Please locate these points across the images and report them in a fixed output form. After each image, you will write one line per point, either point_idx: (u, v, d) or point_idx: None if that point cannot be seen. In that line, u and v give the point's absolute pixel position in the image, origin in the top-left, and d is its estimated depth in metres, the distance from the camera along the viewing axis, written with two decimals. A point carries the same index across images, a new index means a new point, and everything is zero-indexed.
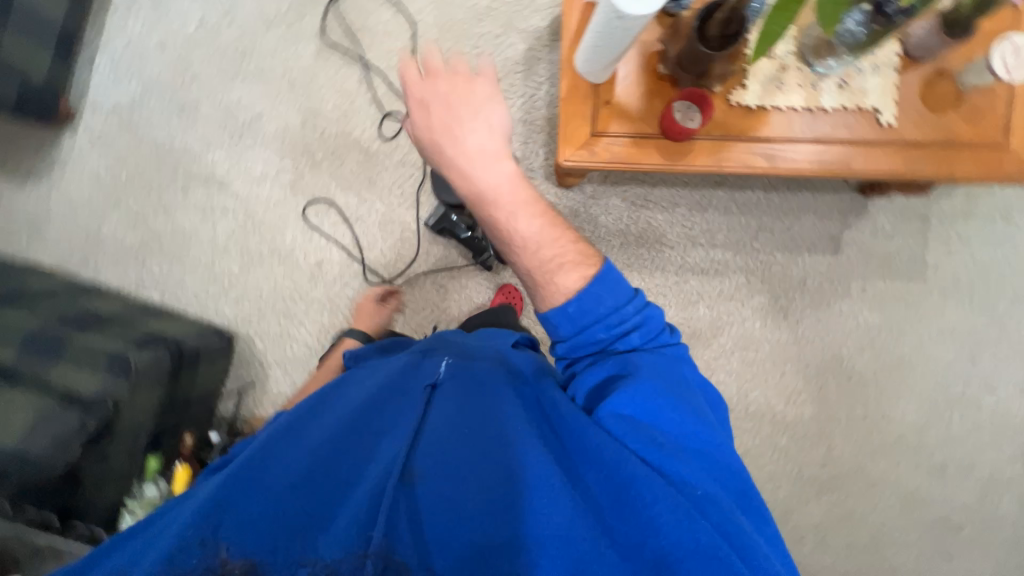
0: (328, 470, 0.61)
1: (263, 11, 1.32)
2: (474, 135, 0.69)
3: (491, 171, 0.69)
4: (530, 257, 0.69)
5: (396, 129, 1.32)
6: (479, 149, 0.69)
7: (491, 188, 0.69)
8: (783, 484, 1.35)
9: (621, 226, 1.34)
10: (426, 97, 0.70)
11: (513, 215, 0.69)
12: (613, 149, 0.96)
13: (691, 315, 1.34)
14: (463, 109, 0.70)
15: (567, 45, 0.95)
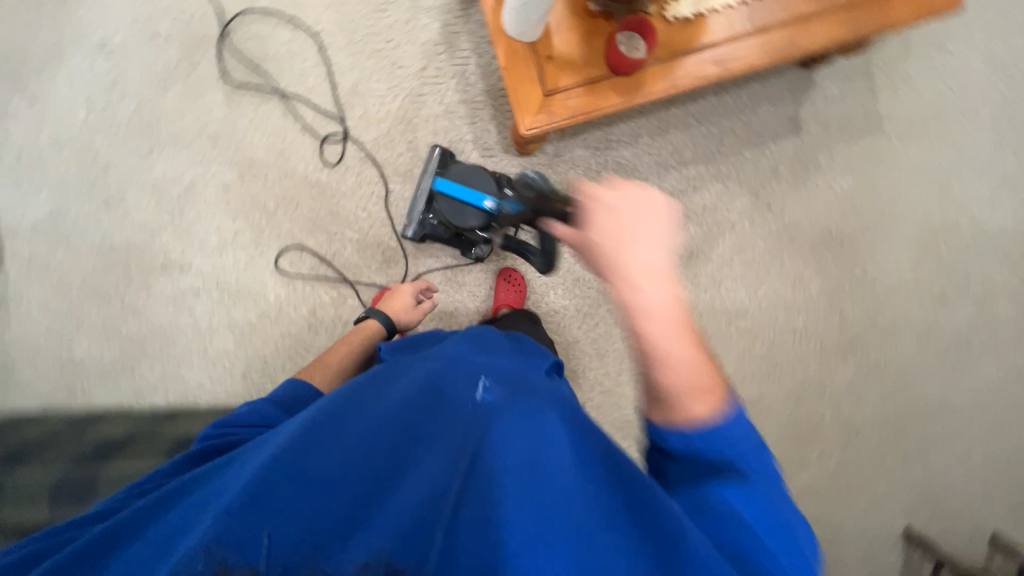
0: (366, 475, 0.57)
1: (152, 73, 1.21)
2: (643, 253, 0.54)
3: (663, 293, 0.52)
4: (674, 395, 0.52)
5: (339, 151, 1.25)
6: (647, 270, 0.53)
7: (645, 310, 0.52)
8: (810, 359, 1.43)
9: (594, 174, 1.33)
10: (604, 204, 0.58)
11: (663, 332, 0.52)
12: (571, 104, 0.93)
13: (685, 236, 1.37)
14: (641, 226, 0.56)
15: (491, 12, 0.91)
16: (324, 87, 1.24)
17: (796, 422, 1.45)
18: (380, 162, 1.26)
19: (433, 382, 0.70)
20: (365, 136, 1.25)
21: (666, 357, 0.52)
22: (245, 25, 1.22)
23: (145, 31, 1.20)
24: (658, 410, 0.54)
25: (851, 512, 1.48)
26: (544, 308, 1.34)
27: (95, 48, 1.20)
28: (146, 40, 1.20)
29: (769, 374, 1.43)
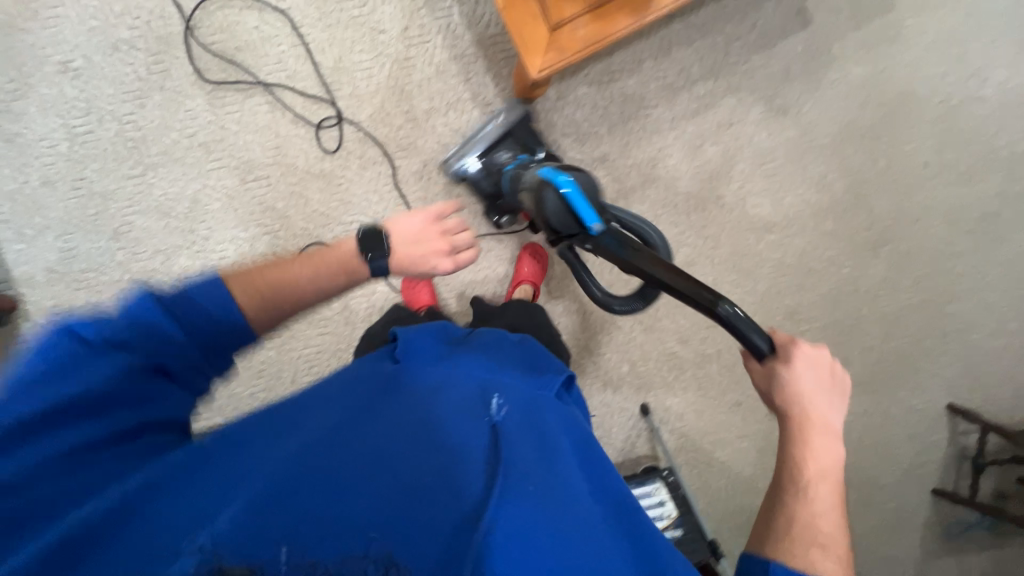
0: (379, 501, 0.48)
1: (123, 88, 1.13)
2: (818, 446, 0.67)
3: (830, 451, 0.66)
4: (798, 490, 0.63)
5: (337, 136, 1.19)
6: (815, 444, 0.67)
7: (811, 454, 0.66)
8: (843, 259, 1.45)
9: (601, 112, 1.29)
10: (806, 355, 0.71)
11: (820, 481, 0.64)
12: (579, 35, 0.87)
13: (703, 159, 1.35)
14: (825, 396, 0.70)
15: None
16: (306, 70, 1.17)
17: (835, 323, 1.48)
18: (381, 139, 1.21)
19: (447, 385, 0.63)
20: (360, 114, 1.19)
21: (800, 462, 0.65)
22: (208, 16, 1.13)
23: (104, 43, 1.11)
24: (778, 496, 0.64)
25: (898, 397, 1.53)
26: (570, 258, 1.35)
27: (56, 72, 1.11)
28: (108, 53, 1.12)
29: (805, 281, 1.45)
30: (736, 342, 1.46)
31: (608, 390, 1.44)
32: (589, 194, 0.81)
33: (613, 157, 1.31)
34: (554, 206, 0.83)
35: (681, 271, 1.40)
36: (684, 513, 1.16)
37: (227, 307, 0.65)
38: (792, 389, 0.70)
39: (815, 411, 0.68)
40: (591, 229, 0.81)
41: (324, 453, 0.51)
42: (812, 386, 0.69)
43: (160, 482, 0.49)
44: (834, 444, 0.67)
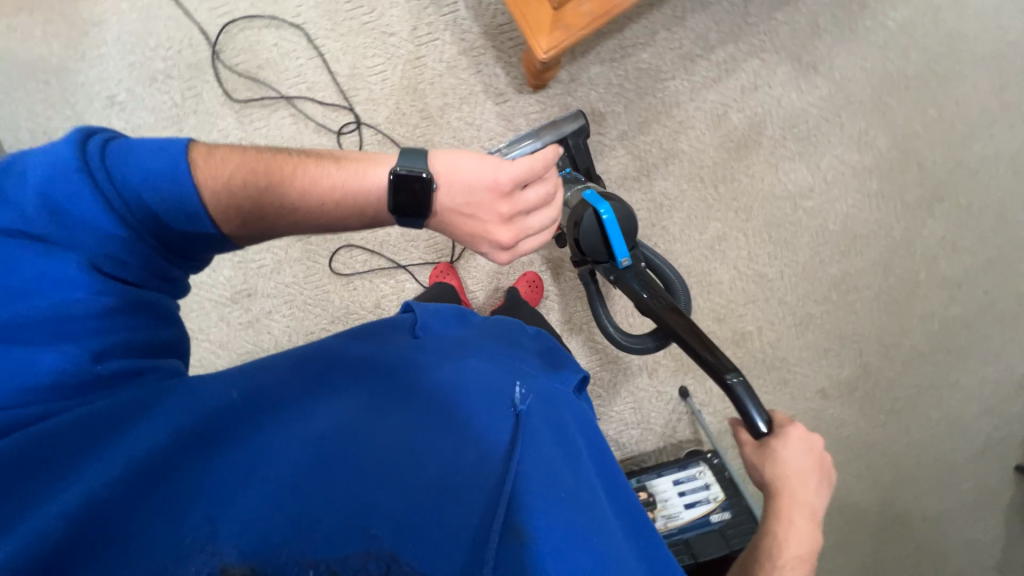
0: (423, 461, 0.50)
1: (161, 115, 1.20)
2: (800, 524, 0.62)
3: (811, 535, 0.61)
4: (773, 571, 0.58)
5: (357, 141, 1.23)
6: (795, 524, 0.62)
7: (796, 533, 0.61)
8: (892, 221, 1.35)
9: (616, 90, 1.26)
10: (796, 436, 0.68)
11: (797, 562, 0.59)
12: (583, 9, 0.86)
13: (728, 128, 1.29)
14: (811, 479, 0.66)
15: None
16: (324, 80, 1.21)
17: (888, 290, 1.39)
18: (400, 140, 1.23)
19: (474, 374, 0.65)
20: (378, 116, 1.23)
21: (780, 544, 0.60)
22: (231, 39, 1.19)
23: (142, 75, 1.19)
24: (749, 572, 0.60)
25: (965, 366, 1.42)
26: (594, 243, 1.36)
27: (100, 104, 1.18)
28: (147, 84, 1.19)
29: (850, 248, 1.36)
30: (778, 317, 1.39)
31: (644, 375, 1.41)
32: (627, 229, 0.82)
33: (632, 135, 1.28)
34: (588, 229, 0.83)
35: (713, 247, 1.34)
36: (732, 497, 1.11)
37: (193, 212, 0.55)
38: (777, 464, 0.66)
39: (799, 491, 0.64)
40: (619, 263, 0.84)
41: (367, 429, 0.50)
42: (797, 464, 0.66)
43: (192, 436, 0.44)
44: (812, 527, 0.62)
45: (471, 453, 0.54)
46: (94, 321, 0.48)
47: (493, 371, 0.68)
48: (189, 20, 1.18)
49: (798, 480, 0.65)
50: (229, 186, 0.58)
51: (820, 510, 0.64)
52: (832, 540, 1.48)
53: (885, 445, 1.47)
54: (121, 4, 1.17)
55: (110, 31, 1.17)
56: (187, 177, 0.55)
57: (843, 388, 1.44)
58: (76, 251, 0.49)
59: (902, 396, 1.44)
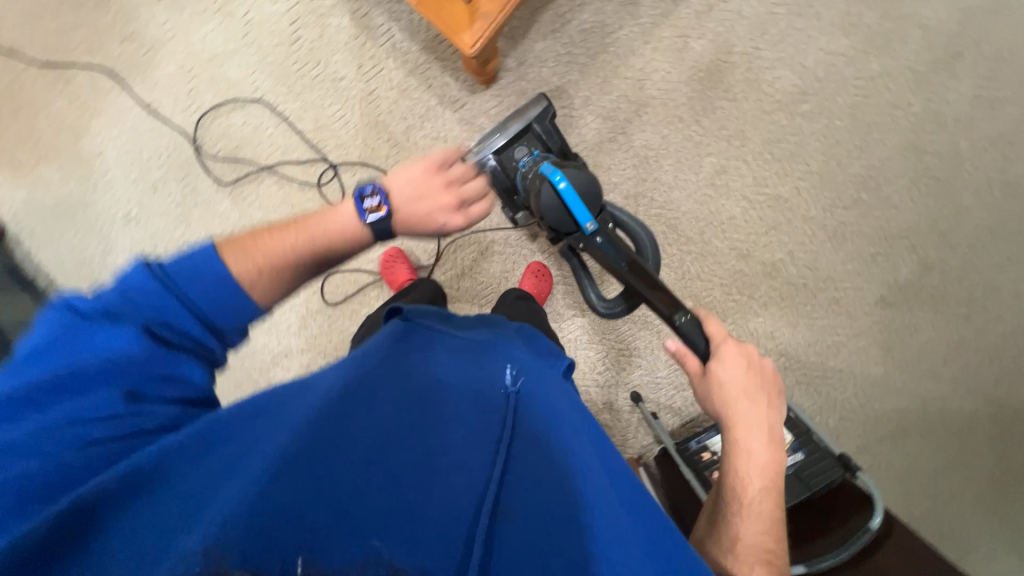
0: (406, 450, 0.48)
1: (169, 216, 1.32)
2: (755, 445, 0.72)
3: (763, 443, 0.72)
4: (741, 508, 0.67)
5: (338, 186, 1.28)
6: (754, 452, 0.71)
7: (755, 461, 0.71)
8: (908, 96, 1.22)
9: (566, 58, 1.23)
10: (732, 355, 0.80)
11: (754, 475, 0.70)
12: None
13: (693, 58, 1.22)
14: (757, 401, 0.76)
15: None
16: (295, 140, 1.28)
17: (928, 173, 1.24)
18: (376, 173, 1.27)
19: (461, 367, 0.65)
20: (350, 158, 1.28)
21: (745, 477, 0.69)
22: (208, 129, 1.29)
23: (145, 186, 1.31)
24: (723, 511, 0.69)
25: None
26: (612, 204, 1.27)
27: (121, 223, 1.32)
28: (150, 194, 1.31)
29: (870, 138, 1.24)
30: (809, 235, 1.28)
31: None
32: (585, 194, 0.84)
33: (596, 97, 1.24)
34: (549, 198, 0.86)
35: (716, 182, 1.26)
36: (802, 437, 0.99)
37: (224, 276, 0.62)
38: (721, 391, 0.77)
39: (743, 409, 0.75)
40: (585, 228, 0.86)
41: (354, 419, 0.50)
42: (735, 384, 0.77)
43: (196, 439, 0.47)
44: (767, 438, 0.73)
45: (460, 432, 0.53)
46: (132, 373, 0.53)
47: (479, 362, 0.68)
48: (169, 125, 1.29)
49: (739, 400, 0.76)
50: (249, 254, 0.67)
51: (772, 418, 0.75)
52: (940, 454, 1.35)
53: (975, 340, 1.31)
54: (111, 130, 1.30)
55: (111, 157, 1.31)
56: (214, 251, 0.64)
57: (906, 290, 1.30)
58: (126, 322, 0.56)
59: (979, 282, 1.29)
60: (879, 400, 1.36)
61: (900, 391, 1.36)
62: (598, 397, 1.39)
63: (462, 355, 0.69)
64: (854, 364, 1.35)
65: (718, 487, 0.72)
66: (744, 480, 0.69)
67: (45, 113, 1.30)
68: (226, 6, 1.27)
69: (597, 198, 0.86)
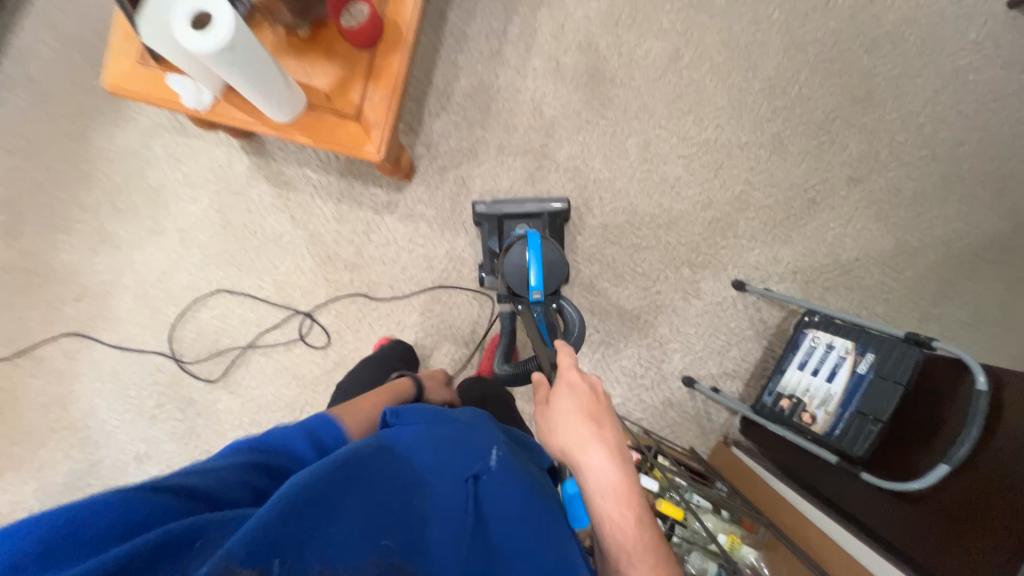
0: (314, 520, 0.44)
1: (179, 435, 1.30)
2: (599, 464, 0.57)
3: (573, 428, 0.60)
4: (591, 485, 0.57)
5: (320, 329, 1.30)
6: (607, 486, 0.56)
7: (599, 492, 0.56)
8: (765, 12, 1.31)
9: (466, 121, 1.29)
10: (578, 380, 0.63)
11: (594, 455, 0.57)
12: (355, 96, 0.90)
13: (571, 69, 1.30)
14: (598, 423, 0.60)
15: (106, 69, 0.89)
16: (264, 309, 1.31)
17: (820, 58, 1.32)
18: (349, 300, 1.30)
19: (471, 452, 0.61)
20: (320, 299, 1.31)
21: (575, 454, 0.58)
22: (178, 339, 1.30)
23: (144, 419, 1.30)
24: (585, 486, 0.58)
25: (941, 57, 1.32)
26: (575, 228, 1.31)
27: (135, 465, 1.29)
28: (152, 423, 1.30)
29: (753, 56, 1.31)
30: (755, 158, 1.31)
31: (694, 300, 1.33)
32: (547, 264, 0.81)
33: (507, 141, 1.29)
34: (506, 262, 0.83)
35: (647, 156, 1.31)
36: (862, 338, 0.97)
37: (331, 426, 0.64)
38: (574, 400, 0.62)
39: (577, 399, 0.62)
40: (533, 296, 0.80)
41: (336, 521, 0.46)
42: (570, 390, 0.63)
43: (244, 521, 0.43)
44: (577, 404, 0.61)
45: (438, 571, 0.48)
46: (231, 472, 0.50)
47: (466, 443, 0.61)
48: (145, 353, 1.30)
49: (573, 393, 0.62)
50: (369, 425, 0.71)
51: (586, 395, 0.62)
52: (1000, 285, 1.28)
53: (954, 172, 1.32)
54: (95, 383, 1.29)
55: (102, 410, 1.29)
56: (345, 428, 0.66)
57: (866, 160, 1.32)
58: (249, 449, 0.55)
59: (924, 120, 1.32)
60: (906, 265, 1.32)
61: (923, 247, 1.32)
62: (653, 399, 1.32)
63: (455, 434, 0.61)
64: (865, 247, 1.32)
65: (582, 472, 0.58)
66: (610, 528, 0.55)
67: (27, 400, 1.28)
68: (151, 226, 1.29)
69: (560, 280, 0.82)
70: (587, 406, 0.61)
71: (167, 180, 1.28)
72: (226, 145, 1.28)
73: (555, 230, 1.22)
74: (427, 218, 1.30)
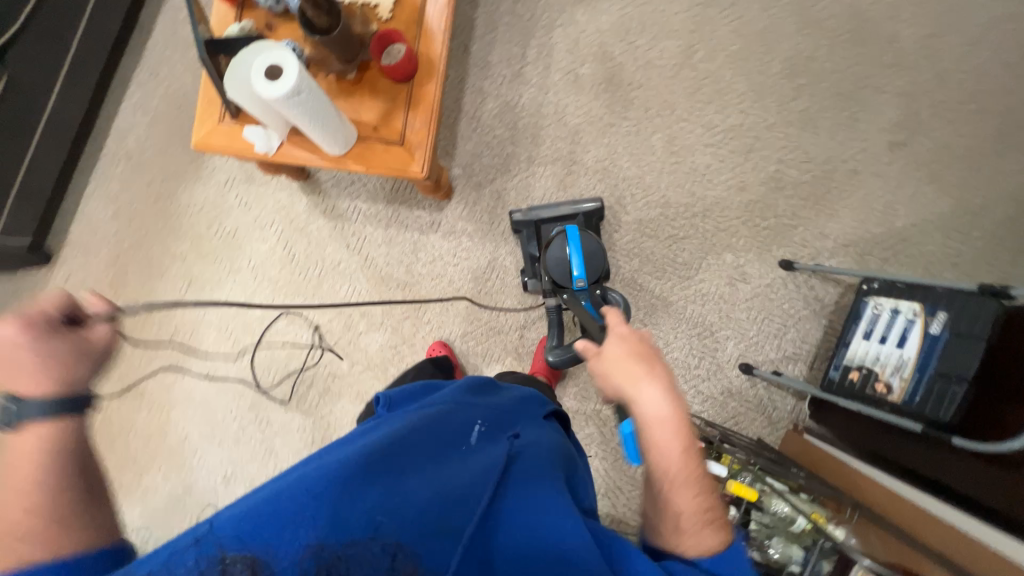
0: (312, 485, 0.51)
1: (260, 456, 1.40)
2: (652, 400, 0.62)
3: (626, 371, 0.64)
4: (645, 423, 0.62)
5: (378, 346, 1.39)
6: (658, 422, 0.61)
7: (655, 425, 0.61)
8: None
9: (495, 139, 1.38)
10: (625, 330, 0.68)
11: (648, 394, 0.62)
12: (398, 123, 1.01)
13: (589, 79, 1.37)
14: (650, 365, 0.64)
15: (194, 132, 1.05)
16: (327, 333, 1.41)
17: (839, 31, 1.32)
18: (402, 317, 1.39)
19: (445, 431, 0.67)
20: (376, 318, 1.40)
21: (629, 395, 0.63)
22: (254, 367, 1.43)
23: (229, 442, 1.41)
24: (638, 425, 0.63)
25: (971, 10, 1.28)
26: (610, 225, 1.34)
27: (223, 487, 1.40)
28: (236, 446, 1.41)
29: (768, 41, 1.33)
30: (785, 136, 1.31)
31: (741, 285, 1.31)
32: (587, 253, 0.87)
33: (535, 152, 1.37)
34: (549, 257, 0.89)
35: (673, 149, 1.34)
36: (930, 297, 0.92)
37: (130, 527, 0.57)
38: (624, 347, 0.66)
39: (626, 345, 0.66)
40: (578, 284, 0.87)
41: (321, 484, 0.51)
42: (619, 336, 0.67)
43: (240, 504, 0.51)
44: (627, 347, 0.66)
45: (422, 505, 0.52)
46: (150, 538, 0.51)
47: (451, 423, 0.68)
48: (228, 381, 1.43)
49: (622, 340, 0.67)
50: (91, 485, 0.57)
51: (635, 341, 0.66)
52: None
53: (1009, 124, 1.25)
54: (187, 412, 1.43)
55: (194, 436, 1.43)
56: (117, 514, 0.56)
57: (907, 124, 1.28)
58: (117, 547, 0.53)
59: (965, 75, 1.27)
60: (970, 224, 1.24)
61: (987, 204, 1.24)
62: (711, 389, 1.29)
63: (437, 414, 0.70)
64: (920, 211, 1.26)
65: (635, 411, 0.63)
66: (659, 456, 0.61)
67: (132, 432, 1.44)
68: (229, 266, 1.45)
69: (602, 266, 0.88)
70: (635, 350, 0.66)
71: (239, 226, 1.45)
72: (287, 189, 1.44)
73: (590, 229, 1.27)
74: (468, 232, 1.38)
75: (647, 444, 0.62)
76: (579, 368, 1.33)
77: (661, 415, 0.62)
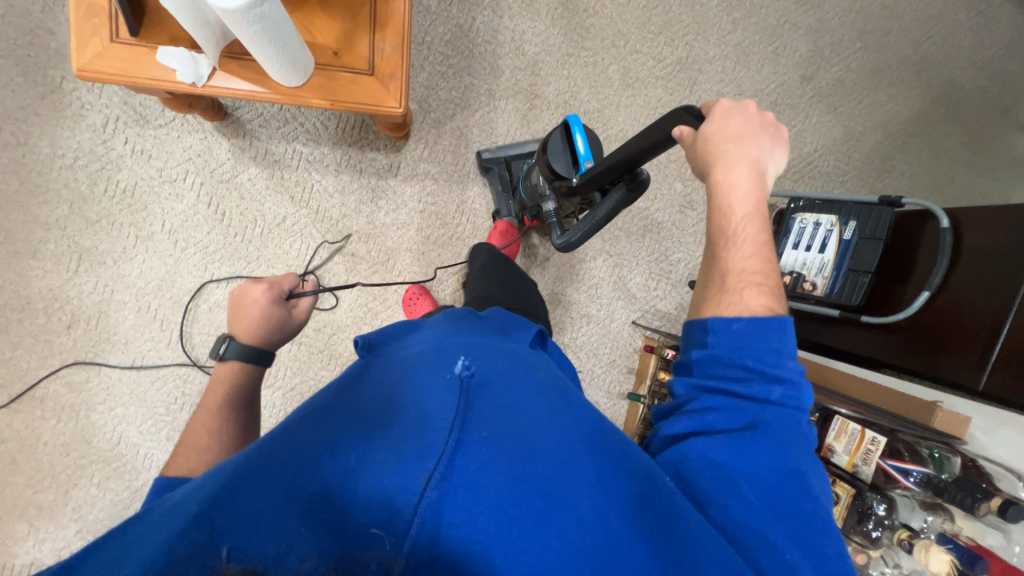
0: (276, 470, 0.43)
1: None
2: (738, 177, 0.65)
3: (726, 145, 0.65)
4: (722, 196, 0.65)
5: (348, 305, 1.29)
6: (734, 187, 0.65)
7: (732, 197, 0.65)
8: None
9: (451, 69, 1.27)
10: (729, 113, 0.66)
11: (736, 169, 0.64)
12: (363, 48, 0.88)
13: (544, 3, 1.30)
14: (744, 148, 0.65)
15: (74, 52, 0.79)
16: None
17: None
18: (370, 272, 1.29)
19: (419, 369, 0.53)
20: (339, 277, 1.28)
21: (712, 170, 0.66)
22: (196, 344, 1.22)
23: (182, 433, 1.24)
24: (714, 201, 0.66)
25: None
26: None
27: None
28: None
29: None
30: (723, 70, 1.42)
31: (689, 212, 1.45)
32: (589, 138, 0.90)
33: (495, 85, 1.30)
34: (551, 142, 0.91)
35: (629, 82, 1.37)
36: (843, 209, 1.12)
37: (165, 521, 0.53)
38: (729, 124, 0.66)
39: (734, 123, 0.66)
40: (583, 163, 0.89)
41: (288, 468, 0.43)
42: (725, 116, 0.66)
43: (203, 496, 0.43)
44: (731, 125, 0.66)
45: (398, 470, 0.41)
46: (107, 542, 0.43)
47: (441, 355, 0.56)
48: (163, 368, 1.22)
49: (730, 119, 0.66)
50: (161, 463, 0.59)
51: (742, 122, 0.66)
52: (926, 154, 1.51)
53: (883, 60, 1.50)
54: (116, 410, 1.21)
55: (132, 435, 1.21)
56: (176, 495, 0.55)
57: (814, 59, 1.47)
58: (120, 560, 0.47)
59: (855, 16, 1.48)
60: (854, 147, 1.51)
61: (865, 131, 1.51)
62: (668, 306, 1.46)
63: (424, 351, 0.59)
64: (821, 138, 1.50)
65: (718, 185, 0.65)
66: (727, 219, 0.65)
67: (41, 445, 1.18)
68: (134, 232, 1.19)
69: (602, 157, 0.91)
70: (739, 129, 0.65)
71: (139, 180, 1.17)
72: (200, 131, 1.19)
73: None
74: (432, 175, 1.29)
75: (716, 214, 0.66)
76: (553, 301, 1.41)
77: (736, 188, 0.65)
